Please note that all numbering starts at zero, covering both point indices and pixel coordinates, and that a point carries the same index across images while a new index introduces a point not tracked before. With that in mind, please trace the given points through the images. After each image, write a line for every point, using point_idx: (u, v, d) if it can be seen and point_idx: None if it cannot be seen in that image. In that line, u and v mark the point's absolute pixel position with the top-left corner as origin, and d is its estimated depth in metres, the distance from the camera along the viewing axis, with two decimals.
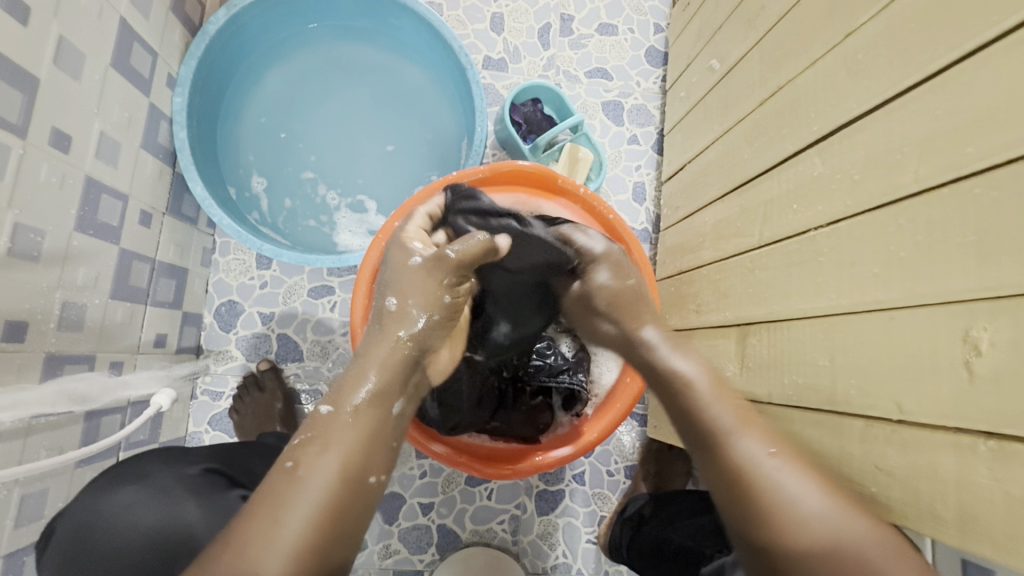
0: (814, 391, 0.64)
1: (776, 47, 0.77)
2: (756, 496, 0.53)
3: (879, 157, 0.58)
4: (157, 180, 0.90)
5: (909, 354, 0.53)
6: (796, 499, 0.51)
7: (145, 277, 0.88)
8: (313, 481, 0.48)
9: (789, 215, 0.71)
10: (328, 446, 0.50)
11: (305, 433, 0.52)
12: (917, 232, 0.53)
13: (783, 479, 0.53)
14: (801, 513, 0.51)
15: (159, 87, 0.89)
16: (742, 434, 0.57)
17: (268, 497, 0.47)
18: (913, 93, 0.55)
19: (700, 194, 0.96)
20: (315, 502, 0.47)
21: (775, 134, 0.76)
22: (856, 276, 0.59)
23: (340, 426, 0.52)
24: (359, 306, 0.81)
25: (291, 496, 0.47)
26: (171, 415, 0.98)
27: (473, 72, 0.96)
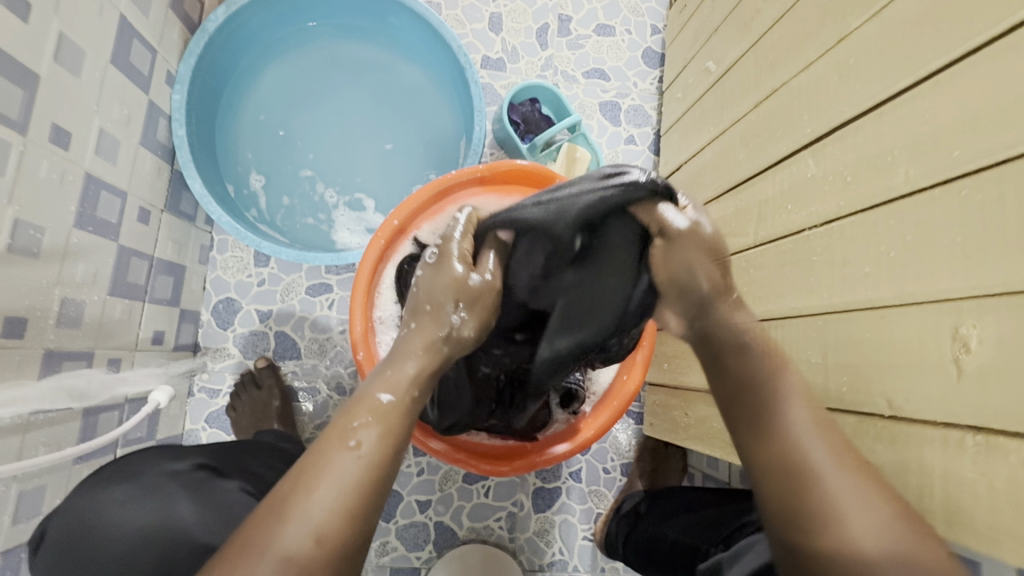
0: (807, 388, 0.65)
1: (771, 50, 0.78)
2: (810, 493, 0.47)
3: (871, 159, 0.60)
4: (155, 177, 0.90)
5: (900, 352, 0.54)
6: (854, 508, 0.46)
7: (143, 274, 0.88)
8: (362, 474, 0.44)
9: (783, 216, 0.72)
10: (381, 438, 0.46)
11: (359, 414, 0.47)
12: (906, 232, 0.55)
13: (845, 484, 0.47)
14: (857, 524, 0.45)
15: (158, 84, 0.89)
16: (805, 428, 0.51)
17: (321, 480, 0.43)
18: (904, 97, 0.57)
19: (696, 195, 0.97)
20: (361, 500, 0.43)
21: (769, 135, 0.77)
22: (848, 276, 0.60)
23: (393, 417, 0.48)
24: (358, 304, 0.82)
25: (339, 485, 0.43)
26: (168, 413, 0.98)
27: (472, 72, 0.97)
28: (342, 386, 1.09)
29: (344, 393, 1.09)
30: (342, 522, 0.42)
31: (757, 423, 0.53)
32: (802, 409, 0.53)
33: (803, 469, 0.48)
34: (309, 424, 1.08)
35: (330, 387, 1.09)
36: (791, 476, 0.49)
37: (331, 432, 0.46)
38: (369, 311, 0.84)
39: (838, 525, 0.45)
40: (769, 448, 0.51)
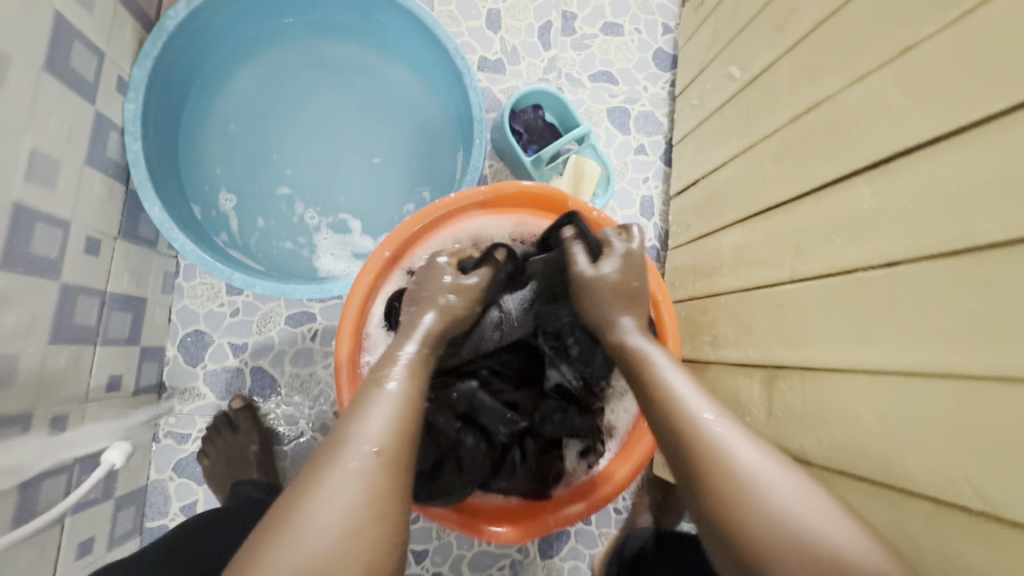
0: (864, 458, 0.55)
1: (812, 57, 0.69)
2: (712, 466, 0.47)
3: (948, 192, 0.48)
4: (106, 200, 0.77)
5: (998, 437, 0.43)
6: (757, 472, 0.46)
7: (94, 313, 0.76)
8: (393, 408, 0.51)
9: (830, 250, 0.61)
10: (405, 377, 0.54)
11: (388, 365, 0.55)
12: (1004, 289, 0.43)
13: (738, 446, 0.48)
14: (759, 486, 0.45)
15: (108, 91, 0.77)
16: (695, 398, 0.52)
17: (363, 415, 0.50)
18: (990, 124, 0.45)
19: (715, 215, 0.88)
20: (401, 428, 0.50)
21: (807, 155, 0.66)
22: (924, 331, 0.49)
23: (412, 373, 0.55)
24: (343, 346, 0.72)
25: (379, 419, 0.50)
26: (129, 465, 0.87)
27: (470, 77, 0.86)
28: (328, 426, 0.98)
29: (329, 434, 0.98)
30: (388, 449, 0.48)
31: (653, 403, 0.53)
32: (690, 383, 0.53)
33: (699, 443, 0.48)
34: (292, 469, 0.97)
35: (315, 428, 0.98)
36: (690, 453, 0.48)
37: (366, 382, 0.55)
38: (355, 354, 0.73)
39: (741, 494, 0.45)
40: (669, 426, 0.51)
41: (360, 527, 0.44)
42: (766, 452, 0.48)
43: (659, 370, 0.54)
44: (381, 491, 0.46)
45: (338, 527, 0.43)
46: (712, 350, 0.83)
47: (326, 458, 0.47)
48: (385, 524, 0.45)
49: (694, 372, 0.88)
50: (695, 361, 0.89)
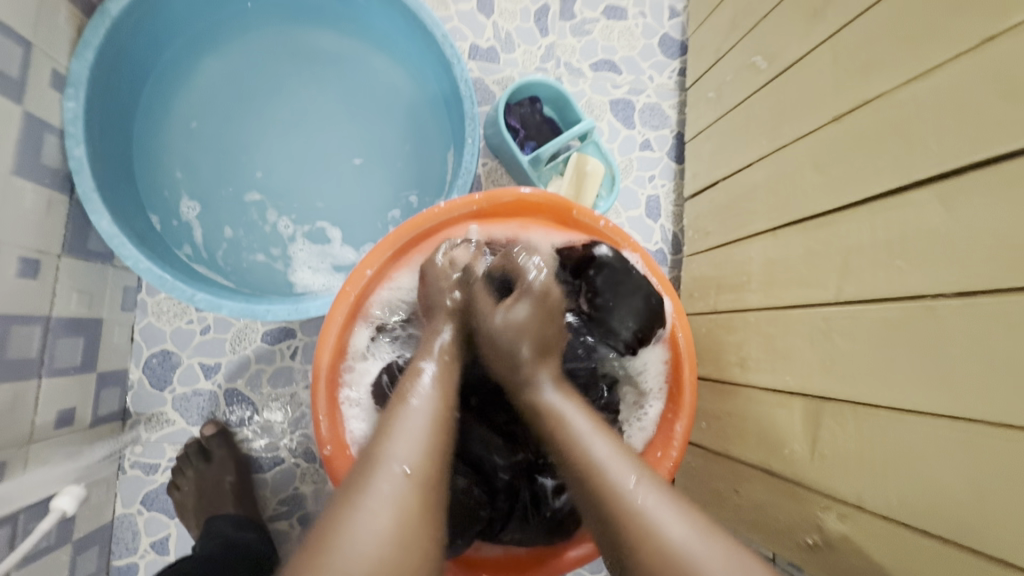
0: (940, 516, 0.49)
1: (860, 48, 0.61)
2: (630, 539, 0.45)
3: None
4: (44, 215, 0.68)
5: None
6: (686, 557, 0.43)
7: (35, 343, 0.68)
8: (398, 476, 0.46)
9: (890, 272, 0.55)
10: (435, 376, 0.55)
11: (392, 420, 0.50)
12: None
13: (664, 522, 0.45)
14: (689, 569, 0.43)
15: (40, 88, 0.67)
16: (612, 459, 0.49)
17: (367, 495, 0.44)
18: None
19: (739, 223, 0.80)
20: (408, 501, 0.45)
21: (859, 161, 0.59)
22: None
23: (443, 367, 0.56)
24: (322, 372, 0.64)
25: (382, 498, 0.44)
26: (89, 503, 0.79)
27: (460, 68, 0.76)
28: (312, 452, 0.90)
29: (313, 460, 0.90)
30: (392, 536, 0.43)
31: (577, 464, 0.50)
32: (608, 443, 0.51)
33: (620, 513, 0.46)
34: (272, 498, 0.89)
35: (296, 454, 0.90)
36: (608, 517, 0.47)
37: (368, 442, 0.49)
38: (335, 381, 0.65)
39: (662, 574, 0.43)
40: (589, 489, 0.49)
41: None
42: (695, 532, 0.45)
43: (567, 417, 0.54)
44: (396, 572, 0.42)
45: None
46: (741, 373, 0.76)
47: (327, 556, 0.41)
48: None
49: (718, 393, 0.81)
50: (719, 381, 0.82)
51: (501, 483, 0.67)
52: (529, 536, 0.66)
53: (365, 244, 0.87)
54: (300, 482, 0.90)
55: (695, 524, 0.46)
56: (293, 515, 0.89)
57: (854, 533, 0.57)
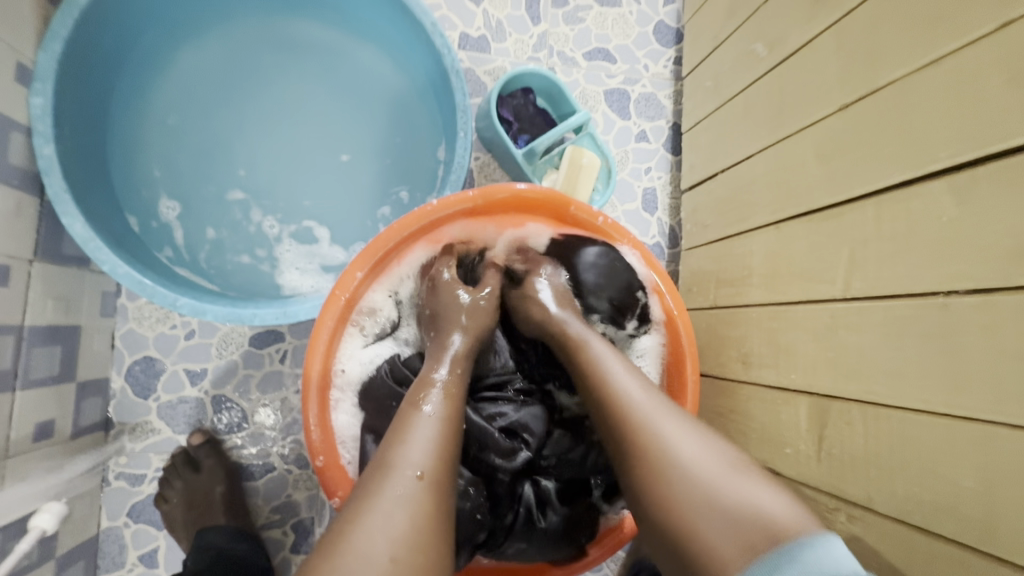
0: (953, 518, 0.47)
1: (865, 34, 0.59)
2: (634, 438, 0.49)
3: None
4: (13, 218, 0.65)
5: None
6: (682, 453, 0.47)
7: (8, 354, 0.65)
8: (435, 427, 0.50)
9: (898, 268, 0.53)
10: (442, 399, 0.53)
11: (425, 389, 0.53)
12: None
13: (668, 423, 0.49)
14: (686, 464, 0.46)
15: (5, 83, 0.63)
16: (627, 375, 0.54)
17: (405, 441, 0.48)
18: None
19: (740, 216, 0.78)
20: (443, 446, 0.49)
21: (865, 153, 0.57)
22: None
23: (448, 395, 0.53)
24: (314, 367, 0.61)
25: (422, 441, 0.48)
26: (72, 518, 0.76)
27: (451, 59, 0.73)
28: (304, 457, 0.87)
29: (306, 466, 0.87)
30: (432, 473, 0.46)
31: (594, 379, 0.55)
32: (625, 364, 0.56)
33: (626, 414, 0.51)
34: (264, 507, 0.86)
35: (288, 460, 0.87)
36: (617, 419, 0.51)
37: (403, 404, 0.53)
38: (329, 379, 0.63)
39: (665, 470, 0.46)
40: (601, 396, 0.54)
41: (422, 526, 0.43)
42: (704, 440, 0.48)
43: (593, 351, 0.58)
44: (414, 523, 0.43)
45: (402, 535, 0.42)
46: (743, 370, 0.75)
47: (372, 484, 0.45)
48: (438, 537, 0.44)
49: (720, 390, 0.80)
50: (721, 379, 0.80)
51: (503, 485, 0.63)
52: (534, 547, 0.64)
53: (355, 243, 0.84)
54: (293, 489, 0.87)
55: (698, 431, 0.49)
56: (287, 523, 0.87)
57: (861, 533, 0.56)
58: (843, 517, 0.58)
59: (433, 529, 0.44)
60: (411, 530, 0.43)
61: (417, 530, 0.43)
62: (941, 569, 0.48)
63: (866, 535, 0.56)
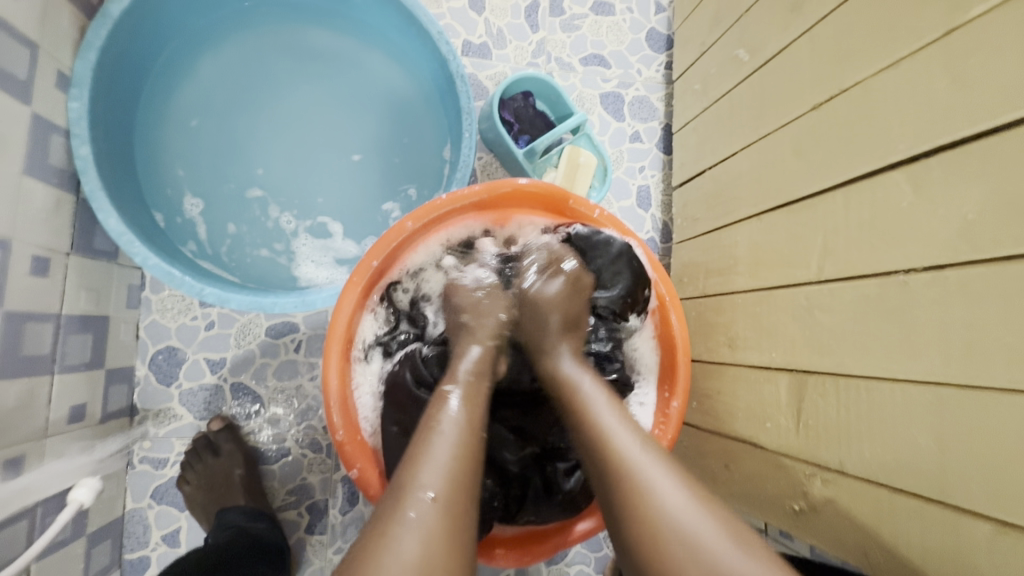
0: (914, 474, 0.53)
1: (835, 40, 0.64)
2: (626, 499, 0.49)
3: (1017, 194, 0.45)
4: (52, 214, 0.70)
5: None
6: (677, 515, 0.46)
7: (47, 340, 0.69)
8: (452, 449, 0.50)
9: (866, 251, 0.59)
10: (462, 406, 0.55)
11: (441, 405, 0.54)
12: None
13: (660, 486, 0.48)
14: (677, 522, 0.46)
15: (46, 89, 0.68)
16: (621, 431, 0.53)
17: (423, 463, 0.49)
18: None
19: (726, 209, 0.84)
20: (461, 468, 0.49)
21: (837, 148, 0.63)
22: (998, 347, 0.46)
23: (468, 392, 0.57)
24: (332, 369, 0.65)
25: (437, 466, 0.48)
26: (101, 498, 0.80)
27: (456, 64, 0.78)
28: (317, 442, 0.92)
29: (320, 450, 0.92)
30: (445, 495, 0.47)
31: (589, 434, 0.54)
32: (620, 419, 0.55)
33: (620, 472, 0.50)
34: (280, 489, 0.91)
35: (303, 445, 0.92)
36: (609, 483, 0.50)
37: (420, 425, 0.54)
38: (347, 376, 0.68)
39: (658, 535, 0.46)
40: (596, 457, 0.53)
41: (435, 551, 0.43)
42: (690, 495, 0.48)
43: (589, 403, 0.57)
44: (434, 560, 0.43)
45: (417, 562, 0.42)
46: (730, 352, 0.80)
47: (390, 511, 0.46)
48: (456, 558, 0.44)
49: (709, 373, 0.85)
50: (710, 363, 0.86)
51: (513, 473, 0.70)
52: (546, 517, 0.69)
53: (367, 238, 0.89)
54: (308, 472, 0.92)
55: (691, 489, 0.48)
56: (302, 505, 0.91)
57: (836, 496, 0.61)
58: (819, 483, 0.63)
59: (450, 550, 0.44)
60: (426, 555, 0.43)
61: (437, 549, 0.43)
62: (906, 521, 0.53)
63: (839, 497, 0.61)
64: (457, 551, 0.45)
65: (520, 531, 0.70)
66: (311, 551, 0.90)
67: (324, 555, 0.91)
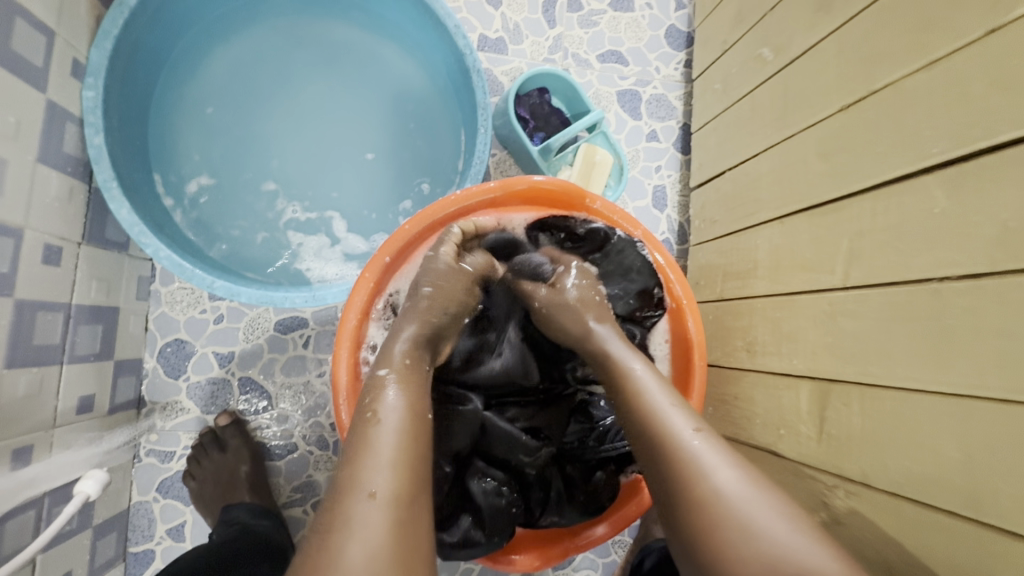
0: (943, 489, 0.50)
1: (867, 38, 0.62)
2: (681, 492, 0.47)
3: None
4: (66, 203, 0.69)
5: None
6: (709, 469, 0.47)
7: (57, 331, 0.69)
8: (395, 437, 0.48)
9: (896, 257, 0.56)
10: (402, 389, 0.52)
11: (376, 393, 0.51)
12: None
13: (716, 467, 0.47)
14: (738, 510, 0.45)
15: (62, 76, 0.68)
16: (670, 411, 0.52)
17: (366, 458, 0.46)
18: None
19: (746, 211, 0.82)
20: (404, 458, 0.47)
21: (867, 149, 0.61)
22: None
23: (407, 373, 0.54)
24: (343, 383, 0.64)
25: (380, 460, 0.46)
26: (109, 489, 0.80)
27: (472, 58, 0.77)
28: (324, 439, 0.91)
29: (326, 448, 0.91)
30: (388, 489, 0.44)
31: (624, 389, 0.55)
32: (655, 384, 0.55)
33: (671, 459, 0.49)
34: (286, 486, 0.90)
35: (309, 441, 0.91)
36: (657, 463, 0.50)
37: (356, 417, 0.50)
38: (358, 390, 0.66)
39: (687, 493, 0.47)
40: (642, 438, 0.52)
41: (386, 556, 0.41)
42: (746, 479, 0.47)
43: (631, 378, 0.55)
44: (394, 550, 0.42)
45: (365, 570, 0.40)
46: (748, 358, 0.78)
47: (331, 521, 0.43)
48: (413, 556, 0.43)
49: (725, 379, 0.83)
50: (726, 367, 0.84)
51: (531, 478, 0.68)
52: (568, 521, 0.67)
53: (376, 234, 0.88)
54: (314, 469, 0.91)
55: (746, 474, 0.47)
56: (307, 502, 0.90)
57: (860, 509, 0.59)
58: (842, 495, 0.61)
59: (400, 550, 0.42)
60: (376, 558, 0.41)
61: (386, 549, 0.41)
62: (934, 536, 0.51)
63: (865, 509, 0.58)
64: (409, 545, 0.43)
65: (544, 529, 0.69)
66: None
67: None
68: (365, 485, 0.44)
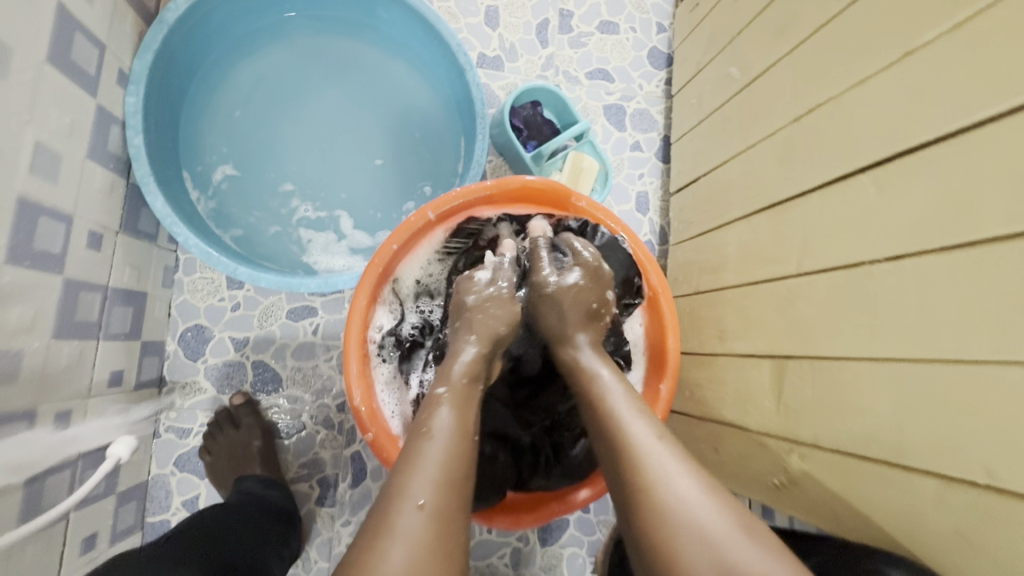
0: (877, 442, 0.58)
1: (812, 61, 0.72)
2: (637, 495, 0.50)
3: (956, 195, 0.52)
4: (107, 195, 0.78)
5: (1000, 421, 0.47)
6: (694, 516, 0.47)
7: (95, 309, 0.76)
8: (444, 454, 0.53)
9: (838, 246, 0.65)
10: (453, 413, 0.57)
11: (430, 414, 0.57)
12: (1005, 280, 0.47)
13: (672, 476, 0.50)
14: (687, 508, 0.47)
15: (109, 84, 0.77)
16: (637, 422, 0.55)
17: (415, 469, 0.51)
18: (974, 135, 0.51)
19: (718, 212, 0.91)
20: (451, 475, 0.51)
21: (815, 155, 0.70)
22: (942, 324, 0.52)
23: (460, 401, 0.59)
24: (354, 374, 0.71)
25: (427, 475, 0.51)
26: (132, 460, 0.87)
27: (472, 73, 0.86)
28: (330, 420, 0.98)
29: (332, 428, 0.98)
30: (433, 503, 0.49)
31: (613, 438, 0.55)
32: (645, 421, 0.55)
33: (634, 472, 0.51)
34: (294, 462, 0.97)
35: (317, 421, 0.98)
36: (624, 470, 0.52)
37: (411, 429, 0.57)
38: (365, 362, 0.74)
39: (676, 538, 0.46)
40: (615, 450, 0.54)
41: (425, 560, 0.45)
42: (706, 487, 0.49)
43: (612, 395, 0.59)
44: (431, 544, 0.46)
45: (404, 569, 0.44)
46: (719, 343, 0.86)
47: (380, 522, 0.47)
48: (446, 554, 0.47)
49: (700, 364, 0.91)
50: (700, 354, 0.92)
51: (525, 445, 0.78)
52: (555, 482, 0.75)
53: (380, 231, 0.96)
54: (320, 447, 0.98)
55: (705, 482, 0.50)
56: (313, 478, 0.97)
57: (812, 470, 0.67)
58: (796, 457, 0.69)
59: (440, 553, 0.46)
60: (415, 562, 0.45)
61: (426, 557, 0.46)
62: (871, 485, 0.59)
63: (816, 469, 0.66)
64: (445, 547, 0.47)
65: (532, 493, 0.76)
66: (321, 522, 0.96)
67: (332, 526, 0.96)
68: (411, 490, 0.49)
